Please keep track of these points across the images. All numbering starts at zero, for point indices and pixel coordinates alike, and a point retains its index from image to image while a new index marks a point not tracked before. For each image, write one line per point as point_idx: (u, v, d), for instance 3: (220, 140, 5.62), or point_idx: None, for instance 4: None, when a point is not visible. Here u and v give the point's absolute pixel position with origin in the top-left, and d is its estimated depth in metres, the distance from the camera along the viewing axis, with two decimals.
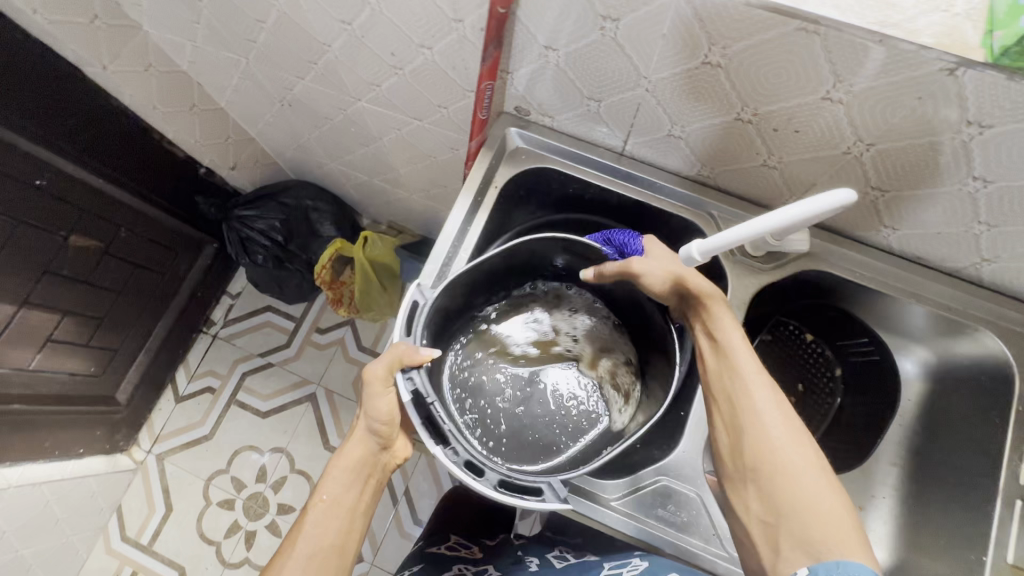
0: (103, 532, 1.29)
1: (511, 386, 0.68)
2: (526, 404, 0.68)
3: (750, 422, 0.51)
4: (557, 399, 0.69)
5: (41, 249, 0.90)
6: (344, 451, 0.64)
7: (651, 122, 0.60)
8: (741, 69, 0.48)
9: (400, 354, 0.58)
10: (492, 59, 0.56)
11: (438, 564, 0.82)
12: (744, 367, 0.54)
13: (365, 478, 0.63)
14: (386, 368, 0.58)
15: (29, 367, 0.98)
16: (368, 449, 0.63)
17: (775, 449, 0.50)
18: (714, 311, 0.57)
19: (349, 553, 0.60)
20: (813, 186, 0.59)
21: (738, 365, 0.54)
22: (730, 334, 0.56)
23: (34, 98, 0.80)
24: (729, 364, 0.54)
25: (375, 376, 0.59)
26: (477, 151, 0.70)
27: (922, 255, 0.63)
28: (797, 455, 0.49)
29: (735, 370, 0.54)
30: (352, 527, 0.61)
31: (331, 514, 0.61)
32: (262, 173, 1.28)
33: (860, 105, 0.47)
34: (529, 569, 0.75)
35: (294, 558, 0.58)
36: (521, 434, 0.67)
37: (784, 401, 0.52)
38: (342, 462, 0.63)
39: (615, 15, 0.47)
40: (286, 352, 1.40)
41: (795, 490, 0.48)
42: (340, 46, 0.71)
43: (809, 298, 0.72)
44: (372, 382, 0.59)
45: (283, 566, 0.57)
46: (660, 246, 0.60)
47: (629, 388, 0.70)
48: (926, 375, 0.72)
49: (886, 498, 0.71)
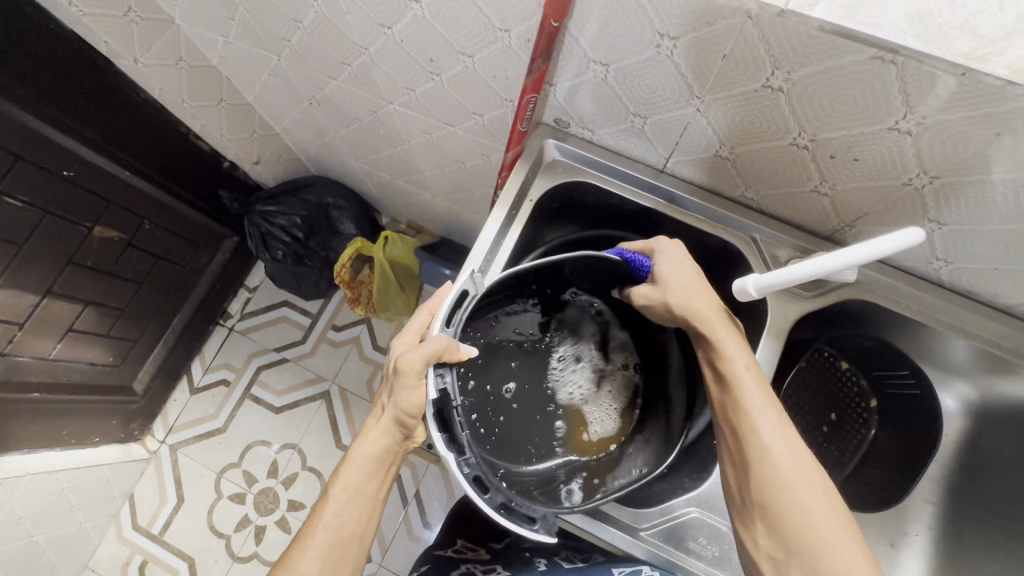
0: (115, 520, 1.30)
1: (515, 382, 0.67)
2: (522, 411, 0.67)
3: (756, 458, 0.49)
4: (549, 408, 0.69)
5: (66, 239, 0.90)
6: (364, 437, 0.58)
7: (698, 142, 0.58)
8: (805, 94, 0.46)
9: (441, 350, 0.54)
10: (538, 72, 0.54)
11: (446, 566, 0.79)
12: (749, 399, 0.51)
13: (386, 466, 0.58)
14: (422, 362, 0.53)
15: (50, 356, 0.98)
16: (391, 436, 0.58)
17: (782, 484, 0.47)
18: (717, 337, 0.54)
19: (366, 542, 0.57)
20: (865, 215, 0.57)
21: (743, 395, 0.51)
22: (734, 360, 0.53)
23: (65, 90, 0.79)
24: (732, 394, 0.52)
25: (409, 368, 0.53)
26: (512, 162, 0.68)
27: (975, 291, 0.60)
28: (807, 487, 0.47)
29: (738, 401, 0.51)
30: (370, 516, 0.57)
31: (350, 505, 0.56)
32: (285, 168, 1.27)
33: (929, 137, 0.45)
34: (539, 569, 0.72)
35: (311, 547, 0.53)
36: (506, 438, 0.65)
37: (790, 430, 0.50)
38: (364, 449, 0.57)
39: (673, 34, 0.46)
40: (302, 348, 1.40)
41: (807, 524, 0.46)
42: (376, 49, 0.70)
43: (849, 327, 0.70)
44: (405, 372, 0.54)
45: (299, 557, 0.53)
46: (686, 260, 0.58)
47: (620, 422, 0.70)
48: (967, 411, 0.70)
49: (919, 536, 0.69)
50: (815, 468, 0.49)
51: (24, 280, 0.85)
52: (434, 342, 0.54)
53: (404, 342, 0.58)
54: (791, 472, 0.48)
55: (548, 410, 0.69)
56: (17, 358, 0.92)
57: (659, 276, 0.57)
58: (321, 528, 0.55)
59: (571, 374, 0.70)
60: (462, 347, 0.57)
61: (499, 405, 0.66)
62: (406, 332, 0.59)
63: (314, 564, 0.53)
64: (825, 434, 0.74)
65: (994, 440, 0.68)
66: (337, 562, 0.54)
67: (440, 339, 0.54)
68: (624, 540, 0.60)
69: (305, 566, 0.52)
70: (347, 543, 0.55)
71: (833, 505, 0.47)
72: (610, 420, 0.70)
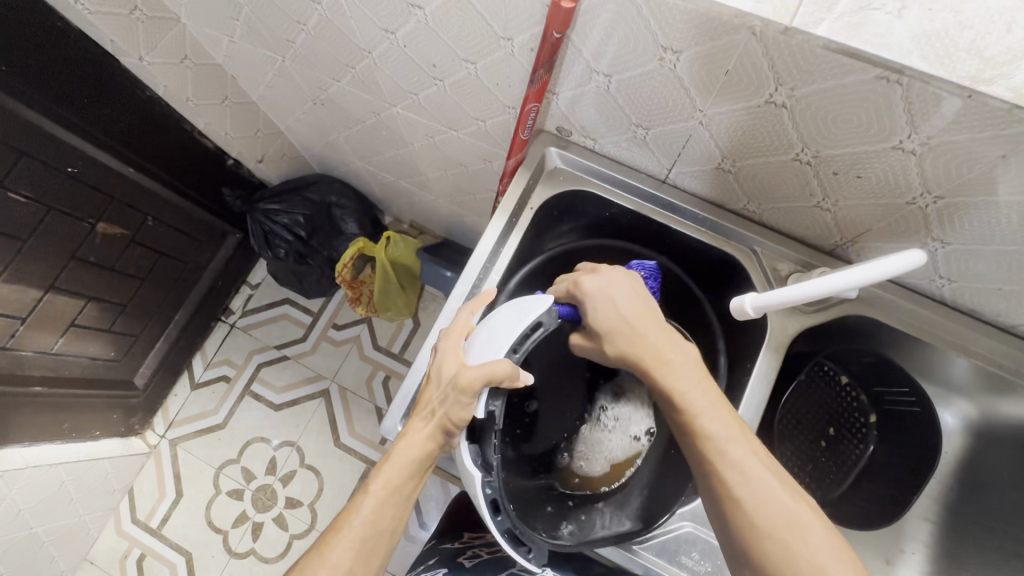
0: (114, 512, 1.31)
1: (541, 405, 0.68)
2: (540, 427, 0.68)
3: (738, 510, 0.46)
4: (563, 432, 0.69)
5: (70, 236, 0.90)
6: (409, 436, 0.54)
7: (701, 155, 0.57)
8: (810, 111, 0.45)
9: (502, 377, 0.51)
10: (541, 81, 0.54)
11: (451, 555, 0.76)
12: (720, 448, 0.49)
13: (424, 469, 0.55)
14: (483, 384, 0.51)
15: (53, 350, 0.99)
16: (435, 442, 0.54)
17: (769, 534, 0.45)
18: (668, 380, 0.52)
19: (392, 542, 0.54)
20: (867, 232, 0.56)
21: (707, 439, 0.49)
22: (692, 400, 0.51)
23: (70, 86, 0.79)
24: (696, 440, 0.50)
25: (467, 385, 0.51)
26: (514, 169, 0.68)
27: (978, 309, 0.59)
28: (792, 530, 0.45)
29: (704, 447, 0.49)
30: (402, 518, 0.54)
31: (386, 504, 0.52)
32: (288, 167, 1.27)
33: (933, 157, 0.44)
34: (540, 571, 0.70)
35: (339, 540, 0.51)
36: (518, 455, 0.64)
37: (765, 468, 0.48)
38: (408, 450, 0.54)
39: (677, 48, 0.45)
40: (302, 346, 1.40)
41: (795, 570, 0.44)
42: (380, 53, 0.69)
43: (850, 341, 0.69)
44: (463, 390, 0.52)
45: (329, 545, 0.51)
46: (626, 298, 0.56)
47: (604, 468, 0.68)
48: (967, 429, 0.69)
49: (915, 554, 0.69)
50: (797, 506, 0.46)
51: (28, 275, 0.86)
52: (499, 367, 0.51)
53: (450, 354, 0.55)
54: (771, 514, 0.46)
55: (561, 435, 0.69)
56: (20, 352, 0.92)
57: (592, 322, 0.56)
58: (354, 524, 0.51)
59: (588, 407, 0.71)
60: (522, 373, 0.54)
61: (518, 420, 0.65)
62: (452, 333, 0.57)
63: (344, 558, 0.50)
64: (823, 448, 0.74)
65: (994, 459, 0.67)
66: (365, 561, 0.51)
67: (504, 364, 0.51)
68: (618, 554, 0.61)
69: (334, 555, 0.50)
70: (378, 541, 0.52)
71: (825, 540, 0.44)
72: (598, 467, 0.68)
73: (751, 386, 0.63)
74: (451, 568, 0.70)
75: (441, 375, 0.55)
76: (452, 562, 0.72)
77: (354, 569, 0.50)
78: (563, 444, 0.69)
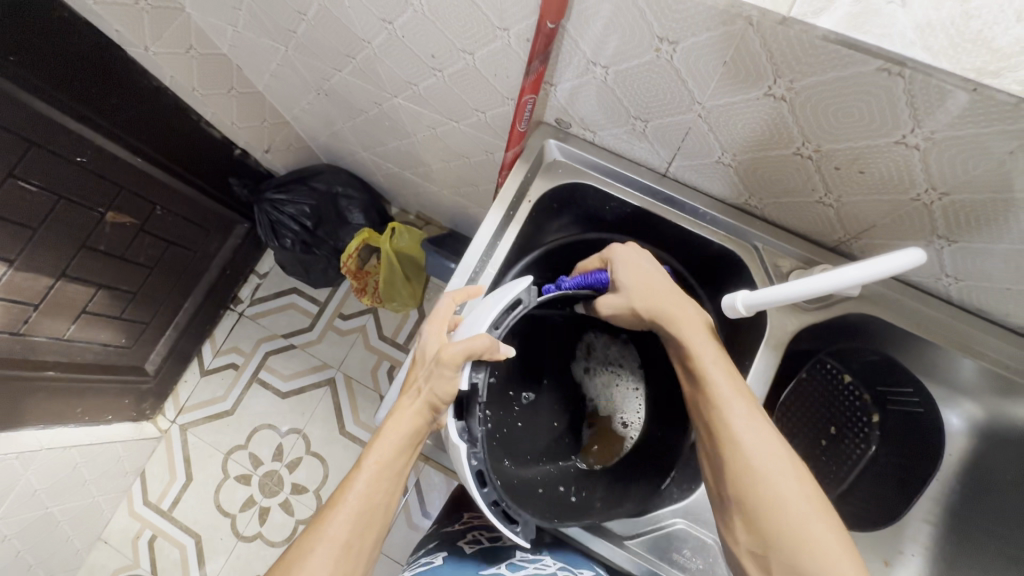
0: (127, 494, 1.34)
1: (527, 395, 0.70)
2: (532, 417, 0.70)
3: (731, 453, 0.50)
4: (552, 418, 0.72)
5: (79, 225, 0.92)
6: (396, 414, 0.56)
7: (699, 148, 0.56)
8: (809, 106, 0.45)
9: (483, 350, 0.52)
10: (536, 73, 0.53)
11: (451, 538, 0.74)
12: (722, 398, 0.52)
13: (413, 447, 0.56)
14: (463, 359, 0.52)
15: (65, 337, 1.01)
16: (423, 418, 0.55)
17: (758, 476, 0.49)
18: (686, 335, 0.56)
19: (390, 514, 0.56)
20: (871, 229, 0.55)
21: (711, 394, 0.53)
22: (703, 355, 0.55)
23: (78, 76, 0.80)
24: (705, 393, 0.54)
25: (449, 360, 0.52)
26: (512, 162, 0.67)
27: (986, 309, 0.58)
28: (784, 480, 0.48)
29: (710, 400, 0.53)
30: (396, 492, 0.55)
31: (378, 479, 0.54)
32: (295, 157, 1.27)
33: (938, 153, 0.43)
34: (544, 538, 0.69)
35: (338, 514, 0.52)
36: (514, 444, 0.66)
37: (761, 425, 0.51)
38: (395, 428, 0.55)
39: (673, 38, 0.44)
40: (309, 335, 1.42)
41: (777, 515, 0.47)
42: (379, 44, 0.69)
43: (854, 340, 0.68)
44: (444, 363, 0.52)
45: (326, 520, 0.52)
46: (649, 263, 0.61)
47: (594, 448, 0.72)
48: (973, 431, 0.67)
49: (916, 556, 0.68)
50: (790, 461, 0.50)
51: (39, 263, 0.88)
52: (479, 341, 0.51)
53: (434, 334, 0.57)
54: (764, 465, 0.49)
55: (551, 420, 0.72)
56: (32, 338, 0.94)
57: (620, 283, 0.61)
58: (349, 498, 0.53)
59: (573, 393, 0.75)
60: (502, 346, 0.54)
61: (512, 408, 0.68)
62: (437, 319, 0.58)
63: (341, 531, 0.51)
64: (824, 448, 0.73)
65: (1002, 462, 0.66)
66: (362, 533, 0.52)
67: (484, 339, 0.51)
68: (610, 549, 0.61)
69: (333, 529, 0.51)
70: (374, 515, 0.53)
71: (810, 496, 0.48)
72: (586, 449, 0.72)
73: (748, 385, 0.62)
74: (451, 552, 0.68)
75: (426, 355, 0.57)
76: (453, 546, 0.69)
77: (352, 541, 0.51)
78: (553, 429, 0.72)
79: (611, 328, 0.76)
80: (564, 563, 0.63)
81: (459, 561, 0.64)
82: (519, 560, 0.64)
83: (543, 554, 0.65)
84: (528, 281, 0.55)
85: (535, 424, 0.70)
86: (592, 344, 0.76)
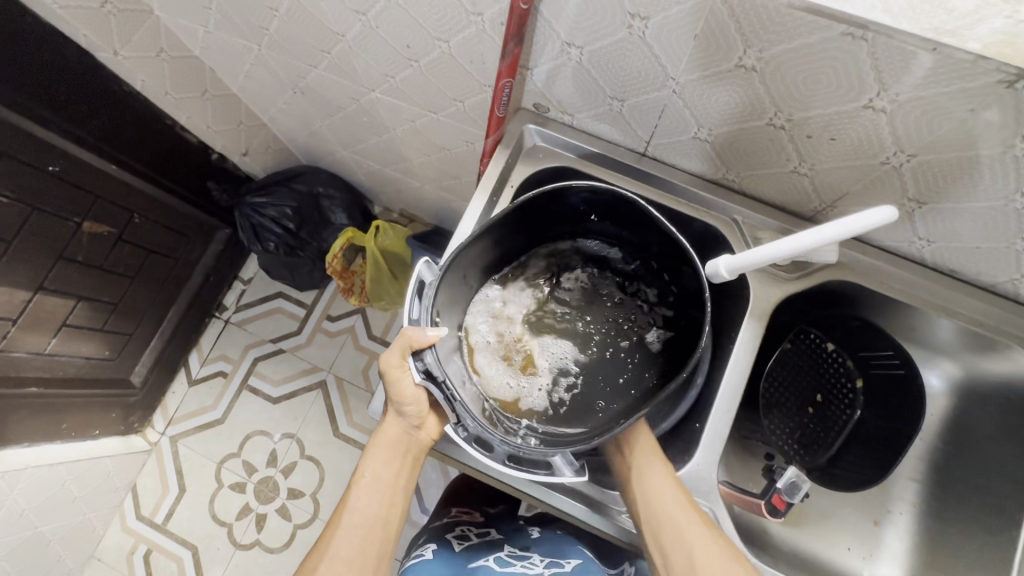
0: (119, 510, 1.32)
1: (553, 332, 0.62)
2: (580, 364, 0.62)
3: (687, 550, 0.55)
4: (593, 349, 0.62)
5: (55, 236, 0.90)
6: (381, 432, 0.63)
7: (676, 125, 0.57)
8: (778, 73, 0.46)
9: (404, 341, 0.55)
10: (512, 56, 0.53)
11: (441, 529, 0.79)
12: (676, 508, 0.56)
13: (402, 458, 0.62)
14: (400, 355, 0.56)
15: (46, 351, 0.99)
16: (400, 428, 0.62)
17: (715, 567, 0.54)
18: (638, 454, 0.59)
19: (392, 529, 0.62)
20: (845, 196, 0.56)
21: (661, 498, 0.56)
22: (645, 457, 0.59)
23: (48, 84, 0.79)
24: (655, 502, 0.56)
25: (393, 363, 0.57)
26: (493, 149, 0.67)
27: (956, 268, 0.60)
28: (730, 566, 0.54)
29: (666, 509, 0.56)
30: (392, 505, 0.62)
31: (371, 493, 0.62)
32: (274, 159, 1.26)
33: (904, 115, 0.45)
34: (531, 535, 0.78)
35: (341, 532, 0.60)
36: (581, 403, 0.60)
37: (707, 526, 0.56)
38: (380, 446, 0.63)
39: (645, 14, 0.45)
40: (297, 339, 1.41)
41: None
42: (354, 37, 0.69)
43: (836, 307, 0.69)
44: (392, 369, 0.58)
45: (331, 540, 0.59)
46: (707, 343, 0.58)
47: (654, 347, 0.62)
48: (951, 389, 0.70)
49: (904, 514, 0.70)
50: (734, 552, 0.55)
51: (15, 275, 0.86)
52: (401, 333, 0.55)
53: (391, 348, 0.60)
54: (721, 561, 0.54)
55: (595, 349, 0.62)
56: (12, 354, 0.92)
57: None
58: (348, 517, 0.60)
59: (596, 309, 0.64)
60: (430, 329, 0.54)
61: (550, 365, 0.61)
62: None
63: (343, 548, 0.59)
64: (810, 415, 0.74)
65: (980, 417, 0.68)
66: (364, 548, 0.59)
67: (403, 330, 0.55)
68: (603, 521, 0.61)
69: (337, 547, 0.59)
70: (374, 530, 0.60)
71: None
72: (640, 353, 0.62)
73: (733, 358, 0.62)
74: (441, 545, 0.73)
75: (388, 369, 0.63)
76: (443, 539, 0.74)
77: (354, 555, 0.59)
78: (603, 359, 0.62)
79: (512, 263, 0.63)
80: (552, 558, 0.71)
81: (449, 558, 0.69)
82: (508, 557, 0.71)
83: (532, 552, 0.73)
84: (423, 260, 0.56)
85: (584, 363, 0.62)
86: (490, 287, 0.63)
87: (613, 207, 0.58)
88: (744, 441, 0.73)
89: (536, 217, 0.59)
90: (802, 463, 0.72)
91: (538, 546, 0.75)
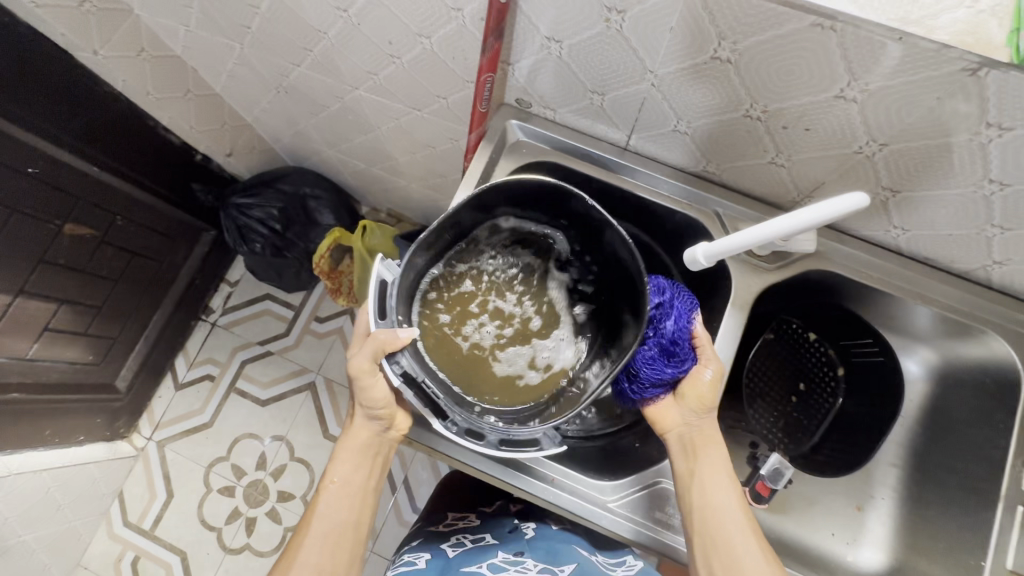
0: (105, 517, 1.30)
1: (509, 299, 0.63)
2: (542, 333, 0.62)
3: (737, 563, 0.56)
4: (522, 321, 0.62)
5: (37, 238, 0.89)
6: (348, 435, 0.64)
7: (655, 118, 0.58)
8: (752, 65, 0.46)
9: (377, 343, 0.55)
10: (492, 50, 0.54)
11: (437, 537, 0.79)
12: (733, 520, 0.57)
13: (371, 459, 0.64)
14: (371, 359, 0.56)
15: (28, 356, 0.97)
16: (369, 431, 0.63)
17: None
18: (705, 461, 0.59)
19: (362, 530, 0.63)
20: (821, 186, 0.57)
21: (714, 495, 0.58)
22: (708, 467, 0.59)
23: (27, 84, 0.78)
24: (716, 512, 0.57)
25: (362, 368, 0.58)
26: (476, 144, 0.67)
27: (931, 255, 0.62)
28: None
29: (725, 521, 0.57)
30: (363, 508, 0.63)
31: (340, 497, 0.62)
32: (259, 160, 1.26)
33: (874, 105, 0.46)
34: (526, 536, 0.78)
35: (311, 538, 0.60)
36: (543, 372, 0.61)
37: (758, 544, 0.57)
38: (348, 450, 0.63)
39: (621, 7, 0.46)
40: (286, 341, 1.40)
41: None
42: (335, 34, 0.69)
43: (818, 296, 0.71)
44: (362, 373, 0.58)
45: (300, 546, 0.60)
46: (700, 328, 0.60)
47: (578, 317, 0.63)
48: (929, 375, 0.72)
49: (886, 499, 0.71)
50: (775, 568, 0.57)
51: None
52: (376, 336, 0.55)
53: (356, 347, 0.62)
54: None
55: (525, 321, 0.62)
56: None
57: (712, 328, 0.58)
58: (318, 523, 0.61)
59: (524, 280, 0.63)
60: (403, 330, 0.54)
61: (513, 336, 0.61)
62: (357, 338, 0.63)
63: (313, 555, 0.59)
64: (794, 404, 0.75)
65: (956, 402, 0.70)
66: (333, 553, 0.60)
67: (376, 334, 0.55)
68: (592, 512, 0.61)
69: (306, 554, 0.59)
70: (343, 534, 0.61)
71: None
72: (564, 323, 0.63)
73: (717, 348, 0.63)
74: (434, 555, 0.73)
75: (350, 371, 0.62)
76: (437, 547, 0.75)
77: (325, 560, 0.60)
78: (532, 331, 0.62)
79: (466, 239, 0.60)
80: (547, 564, 0.70)
81: (442, 565, 0.70)
82: (502, 561, 0.70)
83: (525, 556, 0.72)
84: (379, 261, 0.56)
85: (519, 335, 0.62)
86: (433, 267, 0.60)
87: (554, 202, 0.58)
88: (729, 432, 0.73)
89: (485, 204, 0.57)
90: (787, 450, 0.74)
91: (531, 549, 0.74)
